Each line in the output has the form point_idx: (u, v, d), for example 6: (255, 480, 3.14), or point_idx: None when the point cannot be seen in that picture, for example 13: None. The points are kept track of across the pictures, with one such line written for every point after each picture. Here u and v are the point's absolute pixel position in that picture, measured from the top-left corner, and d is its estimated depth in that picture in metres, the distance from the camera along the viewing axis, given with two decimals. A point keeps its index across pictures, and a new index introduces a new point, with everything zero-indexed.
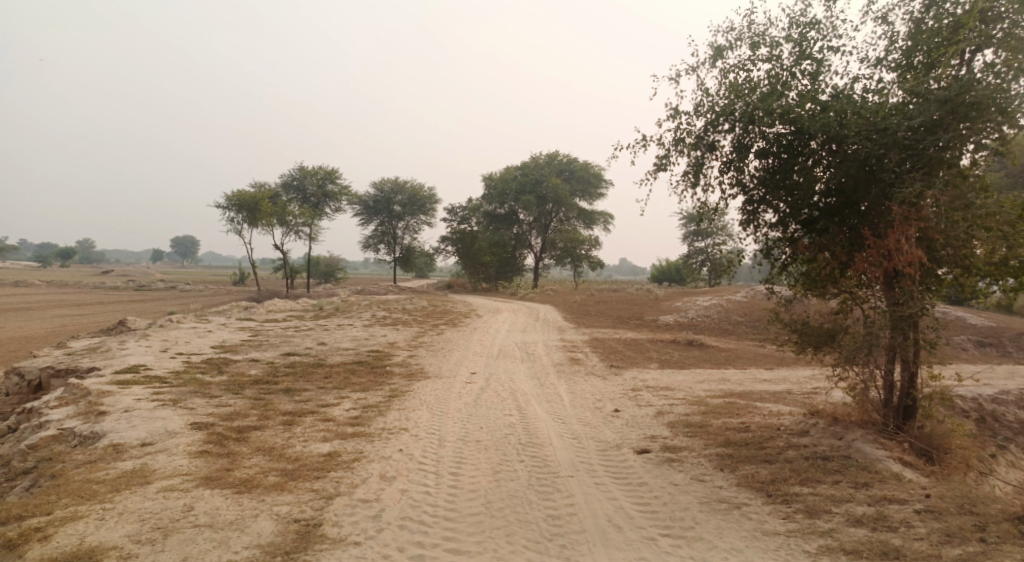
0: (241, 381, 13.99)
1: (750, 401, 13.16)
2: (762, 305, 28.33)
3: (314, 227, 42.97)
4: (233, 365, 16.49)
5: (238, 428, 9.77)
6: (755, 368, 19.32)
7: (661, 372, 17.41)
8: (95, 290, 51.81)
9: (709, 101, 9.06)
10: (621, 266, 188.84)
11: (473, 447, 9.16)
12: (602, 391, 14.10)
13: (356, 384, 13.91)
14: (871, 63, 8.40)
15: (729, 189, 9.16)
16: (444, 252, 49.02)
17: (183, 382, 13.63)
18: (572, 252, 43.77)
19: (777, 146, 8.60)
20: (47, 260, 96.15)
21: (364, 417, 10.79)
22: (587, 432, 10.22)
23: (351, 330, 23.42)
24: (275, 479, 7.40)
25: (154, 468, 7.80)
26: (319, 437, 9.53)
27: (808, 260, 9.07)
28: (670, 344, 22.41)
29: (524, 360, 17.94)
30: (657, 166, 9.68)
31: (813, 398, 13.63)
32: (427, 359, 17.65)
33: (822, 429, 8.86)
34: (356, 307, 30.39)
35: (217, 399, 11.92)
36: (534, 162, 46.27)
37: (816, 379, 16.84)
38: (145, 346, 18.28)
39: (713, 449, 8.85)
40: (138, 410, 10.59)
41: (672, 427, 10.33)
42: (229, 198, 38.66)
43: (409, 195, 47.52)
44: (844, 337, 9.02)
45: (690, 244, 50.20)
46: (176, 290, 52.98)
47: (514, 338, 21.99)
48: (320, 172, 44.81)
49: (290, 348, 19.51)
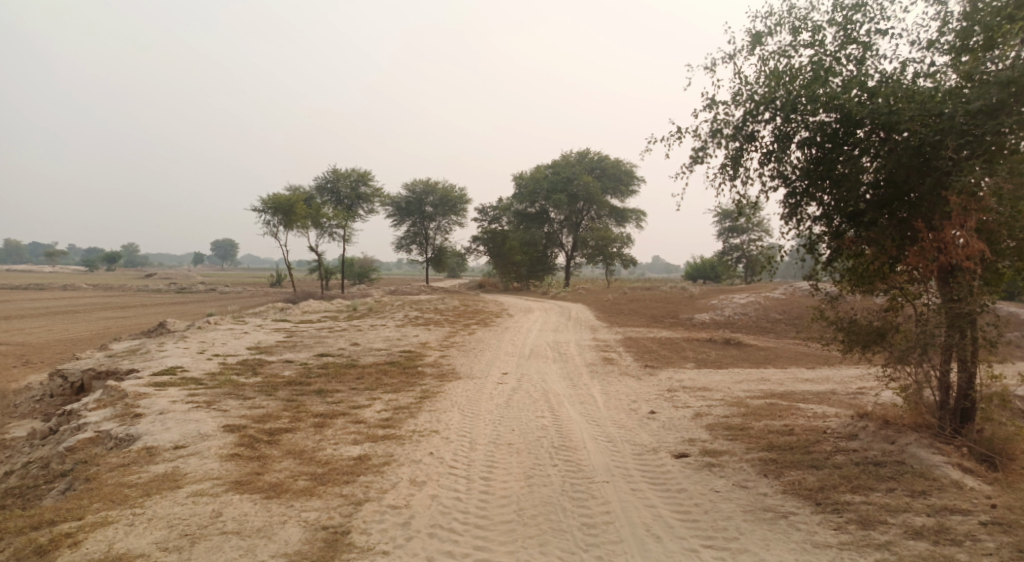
0: (275, 383, 13.97)
1: (791, 402, 12.73)
2: (801, 303, 27.66)
3: (348, 229, 43.20)
4: (266, 365, 16.51)
5: (270, 430, 9.68)
6: (795, 367, 18.79)
7: (697, 372, 17.02)
8: (135, 292, 52.72)
9: (748, 90, 8.73)
10: (655, 264, 187.14)
11: (504, 450, 8.94)
12: (637, 392, 13.78)
13: (388, 385, 13.79)
14: (922, 47, 7.97)
15: (769, 182, 8.79)
16: (476, 251, 48.96)
17: (217, 384, 13.64)
18: (604, 250, 43.36)
19: (822, 136, 8.27)
20: (92, 264, 98.68)
21: (396, 419, 10.65)
22: (623, 435, 9.92)
23: (384, 331, 23.39)
24: (305, 484, 7.26)
25: (186, 472, 7.72)
26: (350, 440, 9.40)
27: (853, 254, 8.71)
28: (706, 343, 21.95)
29: (557, 360, 17.69)
30: (692, 159, 9.31)
31: (857, 399, 13.15)
32: (459, 359, 17.49)
33: (872, 433, 8.46)
34: (389, 307, 30.42)
35: (250, 401, 11.88)
36: (566, 160, 45.95)
37: (860, 379, 16.30)
38: (182, 348, 18.42)
39: (755, 453, 8.49)
40: (173, 412, 10.58)
41: (711, 429, 9.99)
42: (264, 201, 39.00)
43: (441, 196, 47.53)
44: (895, 336, 8.60)
45: (725, 240, 49.39)
46: (214, 292, 53.67)
47: (547, 338, 21.74)
48: (353, 174, 45.07)
49: (323, 349, 19.52)
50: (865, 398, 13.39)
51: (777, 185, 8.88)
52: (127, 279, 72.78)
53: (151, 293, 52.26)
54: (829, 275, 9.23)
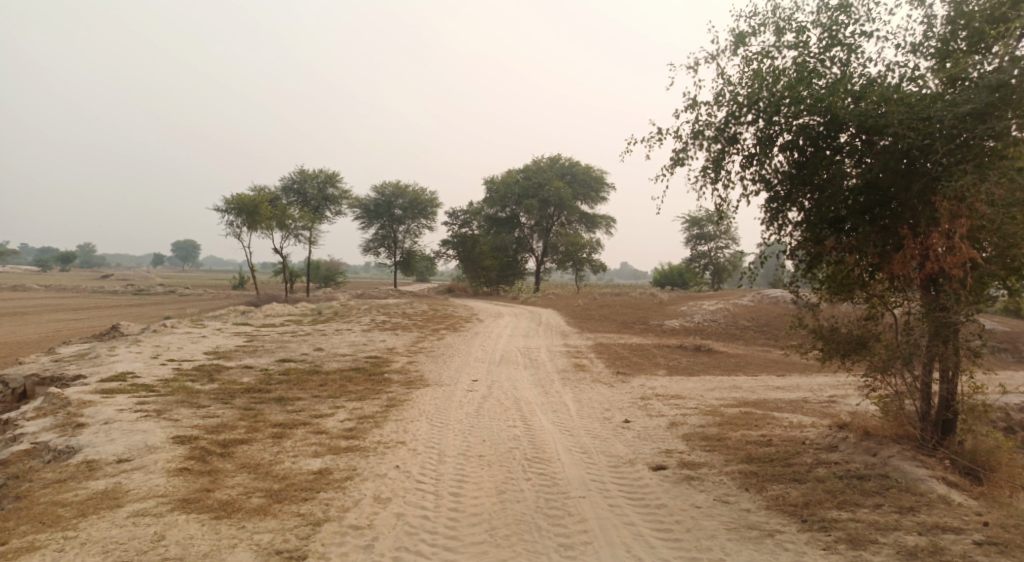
0: (232, 390, 13.33)
1: (766, 410, 12.50)
2: (769, 310, 27.69)
3: (314, 231, 42.37)
4: (225, 371, 15.85)
5: (225, 441, 9.12)
6: (766, 374, 18.66)
7: (669, 380, 16.78)
8: (91, 295, 51.05)
9: (730, 91, 8.58)
10: (622, 270, 188.09)
11: (474, 463, 8.51)
12: (610, 400, 13.45)
13: (352, 392, 13.25)
14: (906, 50, 7.93)
15: (751, 185, 8.64)
16: (444, 255, 48.43)
17: (171, 391, 12.98)
18: (573, 255, 43.16)
19: (806, 138, 8.15)
20: (47, 264, 95.85)
21: (360, 429, 10.15)
22: (597, 446, 9.56)
23: (350, 335, 22.77)
24: (259, 501, 6.75)
25: (129, 488, 7.14)
26: (310, 452, 8.88)
27: (833, 262, 8.58)
28: (677, 350, 21.76)
29: (528, 367, 17.29)
30: (673, 161, 9.07)
31: (831, 408, 12.99)
32: (427, 366, 17.00)
33: (853, 444, 8.20)
34: (355, 311, 29.75)
35: (204, 409, 11.27)
36: (536, 165, 45.72)
37: (832, 387, 16.19)
38: (135, 352, 17.63)
39: (735, 465, 8.18)
40: (119, 422, 9.93)
41: (688, 440, 9.68)
42: (227, 202, 38.03)
43: (410, 199, 46.94)
44: (877, 345, 8.46)
45: (693, 247, 49.55)
46: (174, 295, 52.22)
47: (516, 344, 21.35)
48: (320, 176, 44.27)
49: (286, 354, 18.87)
50: (840, 407, 13.23)
51: (758, 189, 8.75)
52: (85, 280, 70.48)
53: (108, 295, 50.65)
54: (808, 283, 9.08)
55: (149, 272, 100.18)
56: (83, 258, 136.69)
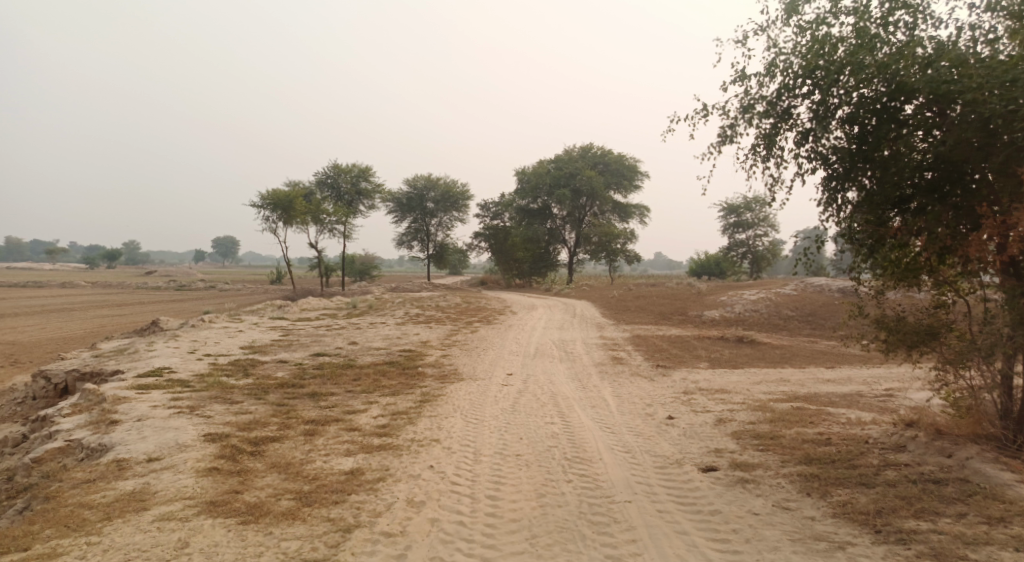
0: (266, 385, 13.11)
1: (819, 406, 11.87)
2: (813, 299, 26.75)
3: (349, 225, 42.36)
4: (259, 366, 15.68)
5: (256, 439, 8.85)
6: (814, 367, 17.92)
7: (712, 373, 16.17)
8: (133, 290, 51.86)
9: (784, 62, 8.00)
10: (657, 260, 186.12)
11: (512, 462, 8.12)
12: (651, 394, 12.93)
13: (387, 387, 12.95)
14: (979, 12, 7.31)
15: (807, 163, 8.11)
16: (477, 248, 48.11)
17: (205, 386, 12.80)
18: (608, 246, 42.46)
19: (872, 106, 7.64)
20: (92, 261, 98.06)
21: (394, 427, 9.81)
22: (642, 444, 9.07)
23: (384, 329, 22.55)
24: (288, 505, 6.43)
25: (157, 489, 6.88)
26: (343, 450, 8.56)
27: (897, 243, 8.07)
28: (718, 342, 21.09)
29: (565, 360, 16.82)
30: (720, 139, 8.51)
31: (887, 403, 12.31)
32: (461, 359, 16.64)
33: (923, 444, 7.63)
34: (389, 304, 29.56)
35: (238, 405, 11.05)
36: (568, 155, 45.12)
37: (884, 380, 15.43)
38: (171, 347, 17.59)
39: (792, 467, 7.66)
40: (152, 420, 9.73)
41: (739, 438, 9.15)
42: (263, 197, 38.15)
43: (442, 192, 46.72)
44: (949, 336, 7.93)
45: (730, 236, 48.45)
46: (213, 290, 52.81)
47: (552, 336, 20.89)
48: (354, 170, 44.27)
49: (320, 348, 18.69)
50: (897, 402, 12.52)
51: (814, 166, 8.22)
52: (128, 277, 72.16)
53: (149, 291, 51.43)
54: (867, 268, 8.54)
55: (189, 268, 101.93)
56: (125, 255, 139.52)
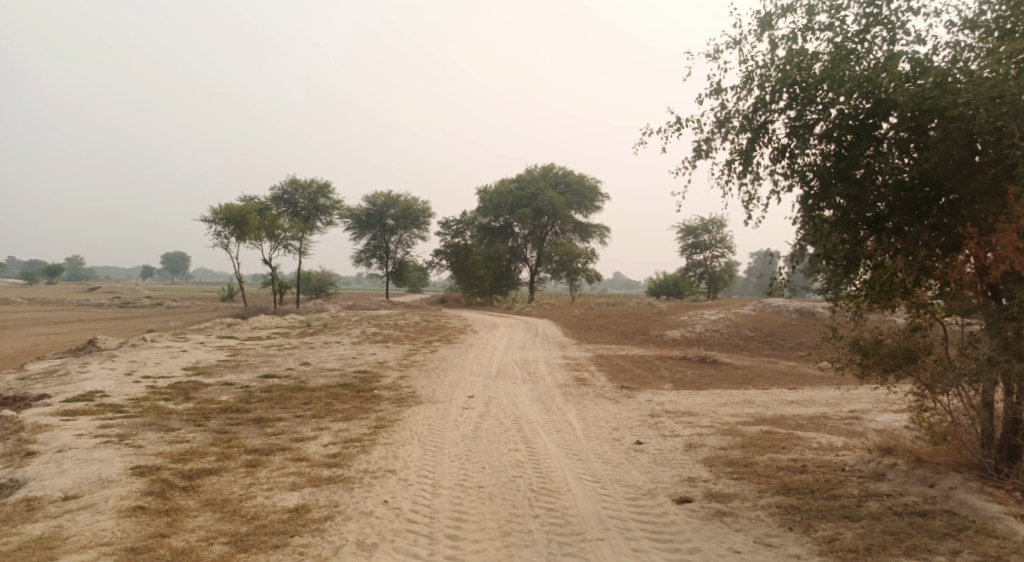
0: (208, 410, 12.24)
1: (789, 429, 11.51)
2: (772, 320, 26.76)
3: (304, 241, 41.31)
4: (203, 389, 14.74)
5: (190, 472, 8.06)
6: (777, 388, 17.67)
7: (677, 394, 15.80)
8: (77, 307, 49.73)
9: (760, 75, 7.67)
10: (615, 280, 187.52)
11: (473, 495, 7.50)
12: (618, 417, 12.43)
13: (339, 412, 12.21)
14: (958, 28, 7.09)
15: (783, 181, 7.77)
16: (437, 266, 47.43)
17: (141, 411, 11.88)
18: (568, 265, 42.17)
19: (851, 120, 7.30)
20: (34, 276, 94.33)
21: (345, 456, 9.11)
22: (611, 473, 8.53)
23: (339, 349, 21.70)
24: (220, 551, 5.72)
25: (71, 533, 6.10)
26: (287, 484, 7.84)
27: (873, 265, 7.76)
28: (681, 362, 20.79)
29: (527, 381, 16.26)
30: (695, 154, 8.12)
31: (856, 426, 12.02)
32: (419, 380, 15.95)
33: (904, 472, 7.26)
34: (345, 323, 28.64)
35: (174, 433, 10.20)
36: (529, 174, 44.87)
37: (849, 402, 15.23)
38: (108, 369, 16.50)
39: (770, 498, 7.21)
40: (75, 450, 8.85)
41: (711, 466, 8.67)
42: (216, 211, 36.91)
43: (402, 208, 45.99)
44: (927, 360, 7.57)
45: (688, 256, 48.69)
46: (161, 307, 51.02)
47: (513, 356, 20.33)
48: (311, 186, 43.31)
49: (270, 369, 17.78)
50: (866, 424, 12.26)
51: (790, 184, 7.89)
52: (71, 292, 69.60)
53: (95, 308, 49.43)
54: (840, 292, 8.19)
55: (137, 285, 98.91)
56: (69, 272, 134.49)
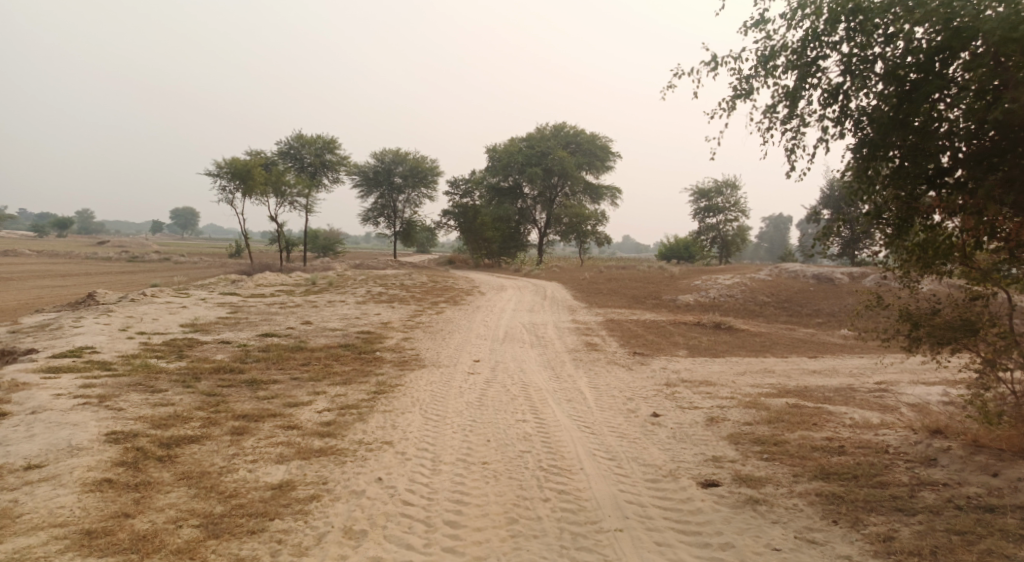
0: (199, 370, 11.55)
1: (815, 403, 10.74)
2: (789, 286, 25.86)
3: (311, 198, 40.47)
4: (198, 347, 14.06)
5: (170, 440, 7.39)
6: (797, 356, 16.88)
7: (693, 362, 15.06)
8: (82, 261, 48.90)
9: (813, 5, 6.95)
10: (624, 243, 186.29)
11: (477, 473, 6.84)
12: (632, 386, 11.70)
13: (338, 375, 11.52)
14: None
15: (834, 126, 7.01)
16: (445, 226, 46.61)
17: (129, 370, 11.23)
18: (578, 227, 41.26)
19: (918, 54, 6.71)
20: (44, 231, 94.38)
21: (340, 424, 8.44)
22: (628, 450, 7.82)
23: (342, 308, 20.99)
24: (188, 537, 5.14)
25: (26, 508, 5.47)
26: (275, 455, 7.18)
27: (929, 225, 7.11)
28: (695, 328, 20.00)
29: (535, 345, 15.52)
30: (733, 95, 7.32)
31: (886, 400, 11.25)
32: (423, 343, 15.25)
33: (959, 459, 6.53)
34: (350, 282, 27.94)
35: (159, 394, 9.53)
36: (540, 133, 43.67)
37: (873, 373, 14.47)
38: (101, 324, 15.80)
39: (808, 484, 6.48)
40: (49, 412, 8.18)
41: (738, 443, 7.93)
42: (221, 166, 35.99)
43: (411, 166, 44.91)
44: (991, 332, 6.98)
45: (700, 220, 47.55)
46: (168, 262, 50.25)
47: (521, 319, 19.59)
48: (319, 141, 42.28)
49: (269, 328, 17.11)
50: (896, 398, 11.50)
51: (841, 131, 7.15)
52: (79, 246, 69.34)
53: (102, 263, 48.59)
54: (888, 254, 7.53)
55: (143, 239, 98.81)
56: (79, 225, 134.84)
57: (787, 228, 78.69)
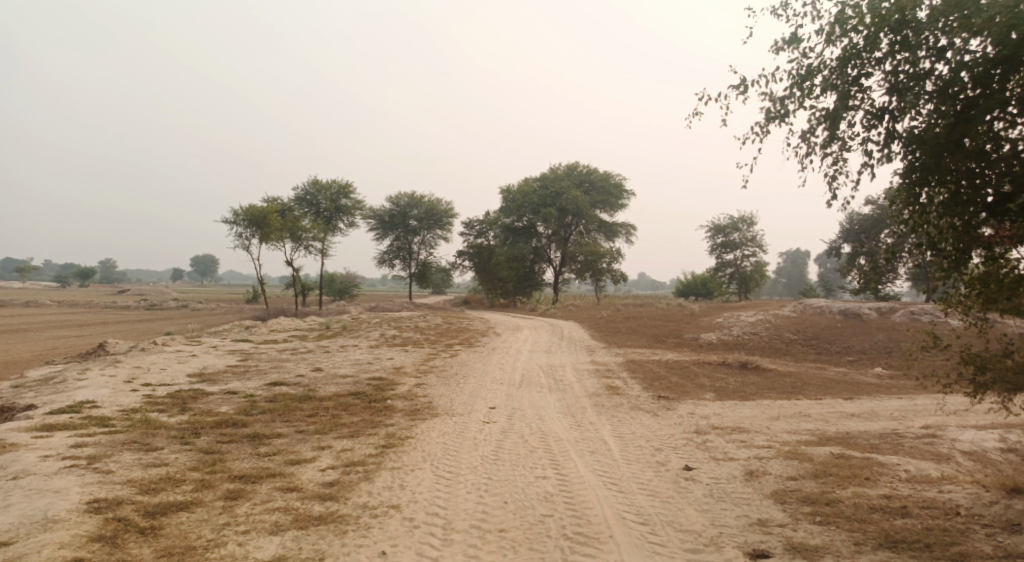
0: (200, 424, 10.90)
1: (861, 451, 9.87)
2: (814, 322, 24.97)
3: (326, 242, 40.22)
4: (202, 399, 13.42)
5: (156, 506, 6.74)
6: (831, 397, 15.96)
7: (722, 406, 14.22)
8: (99, 310, 48.65)
9: (851, 21, 6.40)
10: (641, 281, 185.24)
11: (493, 544, 6.16)
12: (659, 435, 10.88)
13: (346, 427, 10.83)
14: None
15: (879, 150, 6.40)
16: (460, 267, 46.18)
17: (127, 426, 10.60)
18: (594, 265, 40.58)
19: (973, 69, 6.08)
20: (63, 278, 95.40)
21: (344, 484, 7.73)
22: (661, 511, 7.05)
23: (355, 353, 20.37)
24: None
25: None
26: (270, 523, 6.50)
27: (989, 257, 6.41)
28: (721, 368, 19.14)
29: (554, 390, 14.74)
30: (767, 119, 6.76)
31: (938, 447, 10.35)
32: (437, 389, 14.53)
33: None
34: (364, 325, 27.36)
35: (154, 454, 8.88)
36: (554, 172, 43.42)
37: (915, 415, 13.55)
38: (106, 376, 15.24)
39: (871, 557, 5.74)
40: (31, 477, 7.56)
41: (785, 503, 7.12)
42: (235, 212, 35.83)
43: (426, 209, 44.75)
44: None
45: (718, 256, 46.77)
46: (184, 310, 49.94)
47: (539, 361, 18.85)
48: (333, 185, 42.28)
49: (278, 376, 16.48)
50: (946, 443, 10.61)
51: (887, 155, 6.54)
52: (98, 295, 69.78)
53: (116, 310, 48.31)
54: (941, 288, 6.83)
55: (162, 285, 99.60)
56: (99, 274, 136.55)
57: (804, 262, 78.18)
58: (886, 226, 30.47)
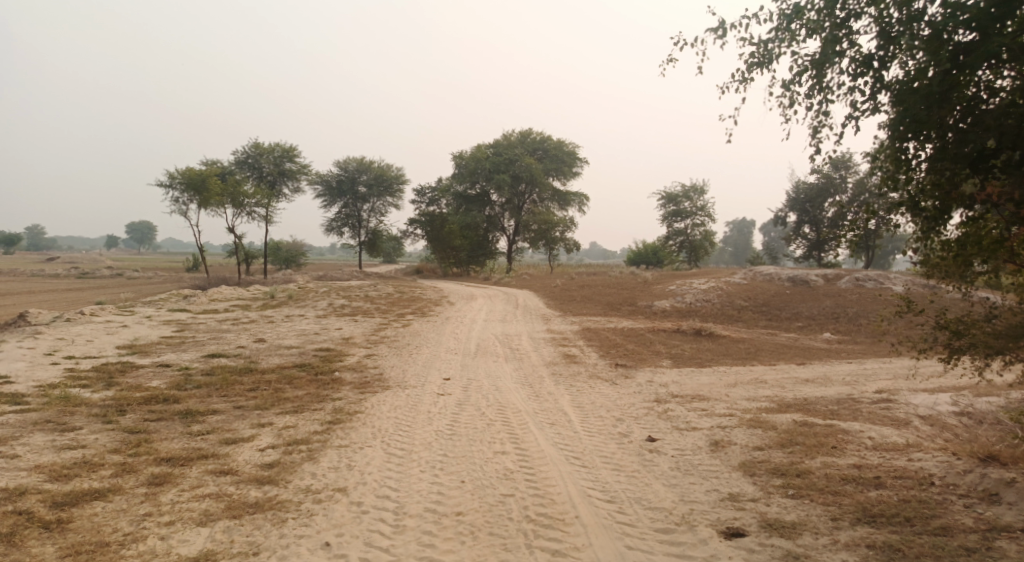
0: (127, 400, 10.05)
1: (824, 419, 9.64)
2: (765, 289, 25.06)
3: (270, 208, 38.68)
4: (131, 373, 12.48)
5: (67, 496, 6.01)
6: (786, 363, 15.88)
7: (679, 373, 13.95)
8: (28, 279, 46.08)
9: None
10: (591, 250, 186.26)
11: (451, 531, 5.64)
12: (619, 404, 10.47)
13: (288, 402, 10.12)
14: None
15: (865, 99, 6.03)
16: (411, 235, 45.21)
17: (43, 403, 9.68)
18: (547, 233, 40.11)
19: (966, 13, 5.67)
20: None
21: (285, 465, 7.10)
22: (628, 486, 6.63)
23: (300, 323, 19.48)
24: None
25: None
26: (198, 512, 5.85)
27: (969, 218, 6.09)
28: (676, 335, 18.94)
29: (509, 359, 14.23)
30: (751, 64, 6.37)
31: (897, 412, 10.16)
32: (386, 360, 13.87)
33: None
34: (312, 294, 26.35)
35: (70, 435, 8.06)
36: (506, 139, 42.60)
37: (870, 380, 13.48)
38: (26, 349, 14.10)
39: (851, 535, 5.40)
40: None
41: (755, 476, 6.77)
42: (173, 176, 34.01)
43: (375, 175, 43.52)
44: None
45: (669, 224, 46.85)
46: (120, 279, 47.75)
47: (493, 330, 18.32)
48: (276, 150, 40.65)
49: (217, 348, 15.56)
50: (906, 407, 10.47)
51: (874, 105, 6.14)
52: (28, 262, 66.56)
53: (48, 279, 45.94)
54: (917, 251, 6.51)
55: (98, 254, 95.63)
56: (29, 241, 130.35)
57: (750, 232, 79.54)
58: (831, 195, 30.70)
